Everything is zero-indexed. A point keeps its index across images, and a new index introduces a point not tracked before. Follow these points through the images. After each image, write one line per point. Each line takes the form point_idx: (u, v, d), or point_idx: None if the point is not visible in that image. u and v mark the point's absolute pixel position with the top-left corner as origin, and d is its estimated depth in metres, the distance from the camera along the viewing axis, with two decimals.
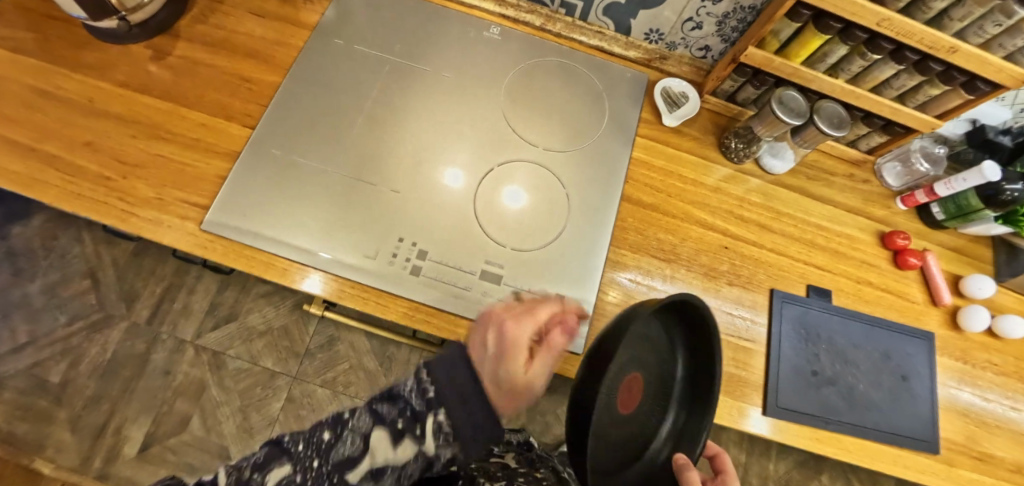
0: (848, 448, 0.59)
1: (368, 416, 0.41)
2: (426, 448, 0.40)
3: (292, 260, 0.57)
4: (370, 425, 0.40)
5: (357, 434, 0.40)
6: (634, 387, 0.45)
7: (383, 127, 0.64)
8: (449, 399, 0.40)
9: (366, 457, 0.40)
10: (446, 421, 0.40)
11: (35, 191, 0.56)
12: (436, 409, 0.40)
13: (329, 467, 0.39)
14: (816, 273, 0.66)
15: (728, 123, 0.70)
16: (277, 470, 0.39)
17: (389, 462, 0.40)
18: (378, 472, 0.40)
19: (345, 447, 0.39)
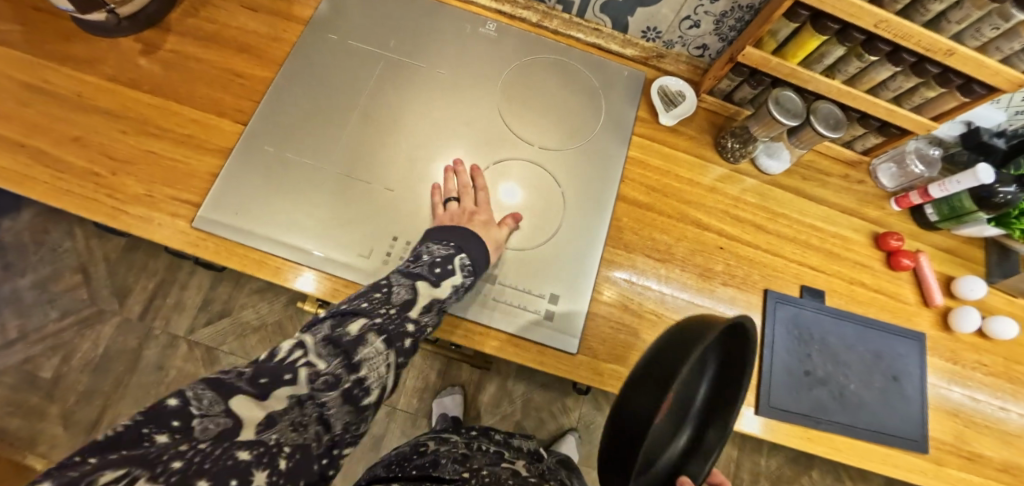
0: (838, 448, 0.60)
1: (405, 278, 0.47)
2: (456, 279, 0.50)
3: (285, 258, 0.57)
4: (411, 280, 0.47)
5: (404, 286, 0.46)
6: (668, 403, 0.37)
7: (377, 124, 0.64)
8: (464, 246, 0.53)
9: (418, 298, 0.46)
10: (468, 259, 0.52)
11: (23, 187, 0.55)
12: (461, 252, 0.52)
13: (395, 310, 0.44)
14: (810, 273, 0.66)
15: (724, 123, 0.70)
16: (351, 324, 0.40)
17: (439, 297, 0.48)
18: (431, 306, 0.47)
19: (400, 293, 0.45)
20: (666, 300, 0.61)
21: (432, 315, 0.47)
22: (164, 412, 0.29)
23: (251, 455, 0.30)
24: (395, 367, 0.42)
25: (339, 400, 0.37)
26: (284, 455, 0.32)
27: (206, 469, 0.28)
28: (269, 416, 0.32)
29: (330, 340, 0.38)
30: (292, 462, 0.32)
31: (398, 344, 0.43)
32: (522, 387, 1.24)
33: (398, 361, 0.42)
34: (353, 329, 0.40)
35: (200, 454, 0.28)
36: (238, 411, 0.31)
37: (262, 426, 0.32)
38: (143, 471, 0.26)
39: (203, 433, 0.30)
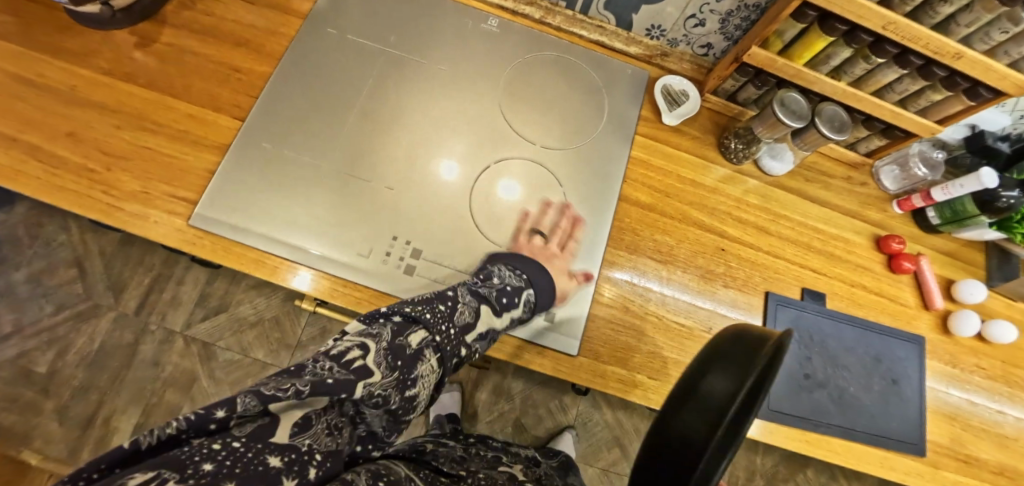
0: (837, 450, 0.60)
1: (472, 296, 0.47)
2: (515, 313, 0.50)
3: (284, 257, 0.56)
4: (476, 301, 0.47)
5: (468, 307, 0.46)
6: None
7: (378, 122, 0.63)
8: (535, 282, 0.53)
9: (479, 323, 0.46)
10: (531, 297, 0.52)
11: (16, 183, 0.54)
12: (529, 287, 0.52)
13: (454, 332, 0.44)
14: (811, 276, 0.65)
15: (728, 123, 0.69)
16: (411, 337, 0.40)
17: (496, 327, 0.48)
18: (488, 332, 0.47)
19: (465, 316, 0.45)
20: (667, 302, 0.61)
21: (483, 343, 0.47)
22: (202, 421, 0.27)
23: (281, 461, 0.29)
24: (434, 385, 0.42)
25: (382, 414, 0.36)
26: (314, 463, 0.30)
27: (237, 472, 0.26)
28: (301, 422, 0.31)
29: (390, 351, 0.38)
30: (321, 470, 0.31)
31: (445, 366, 0.43)
32: (520, 384, 1.24)
33: (439, 381, 0.43)
34: (412, 342, 0.40)
35: (231, 456, 0.27)
36: (277, 412, 0.30)
37: (297, 429, 0.30)
38: (175, 474, 0.24)
39: (240, 433, 0.28)
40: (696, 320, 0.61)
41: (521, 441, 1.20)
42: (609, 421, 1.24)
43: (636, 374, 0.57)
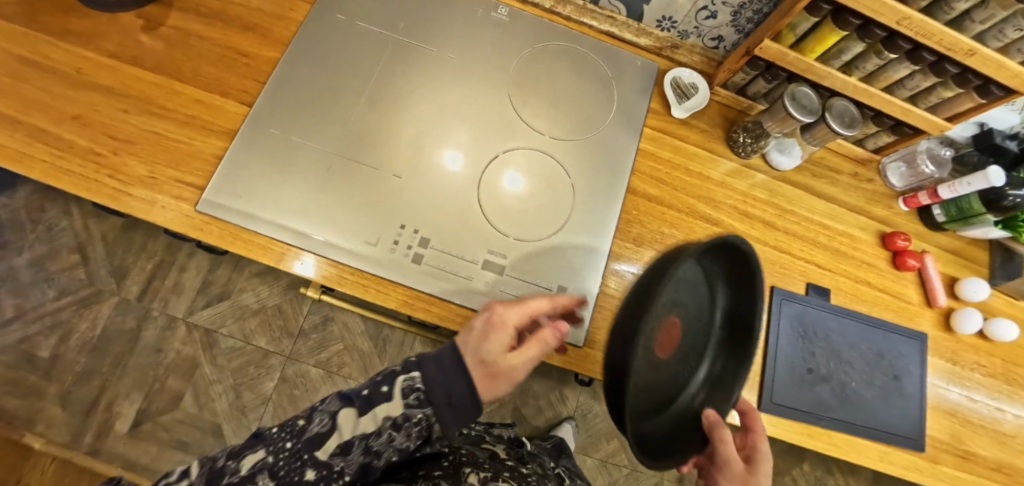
0: (837, 444, 0.60)
1: (337, 399, 0.38)
2: (397, 408, 0.38)
3: (291, 244, 0.56)
4: (337, 406, 0.38)
5: (325, 413, 0.37)
6: (672, 332, 0.44)
7: (385, 110, 0.62)
8: (424, 360, 0.40)
9: (334, 435, 0.36)
10: (418, 379, 0.39)
11: (22, 166, 0.54)
12: (410, 369, 0.39)
13: (299, 446, 0.36)
14: (816, 271, 0.66)
15: (736, 117, 0.69)
16: (245, 458, 0.35)
17: (362, 434, 0.37)
18: (346, 446, 0.37)
19: (313, 426, 0.37)
20: None
21: (348, 457, 0.37)
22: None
23: None
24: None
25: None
26: None
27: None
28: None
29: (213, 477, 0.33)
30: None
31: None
32: None
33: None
34: (245, 467, 0.34)
35: None
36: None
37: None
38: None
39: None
40: None
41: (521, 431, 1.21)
42: (608, 413, 1.25)
43: None
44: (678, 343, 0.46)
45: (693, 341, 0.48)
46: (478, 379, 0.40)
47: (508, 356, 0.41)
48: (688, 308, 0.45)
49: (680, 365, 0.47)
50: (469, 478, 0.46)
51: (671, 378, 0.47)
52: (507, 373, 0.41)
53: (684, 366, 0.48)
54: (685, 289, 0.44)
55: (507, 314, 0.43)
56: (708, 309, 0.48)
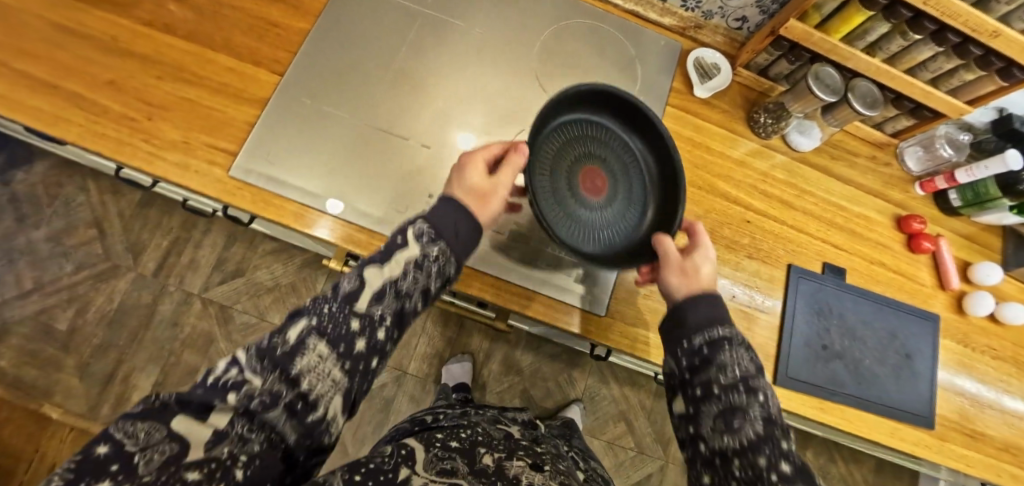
0: (850, 419, 0.62)
1: (357, 265, 0.41)
2: (415, 251, 0.43)
3: (321, 211, 0.57)
4: (361, 266, 0.41)
5: (351, 275, 0.40)
6: (594, 176, 0.61)
7: (413, 83, 0.64)
8: (425, 212, 0.46)
9: (366, 287, 0.40)
10: (425, 224, 0.44)
11: (58, 129, 0.55)
12: (415, 219, 0.45)
13: (337, 306, 0.38)
14: (832, 251, 0.67)
15: (757, 98, 0.70)
16: (290, 331, 0.35)
17: (390, 279, 0.41)
18: (380, 292, 0.40)
19: (343, 284, 0.39)
20: None
21: (384, 304, 0.40)
22: (92, 463, 0.24)
23: (200, 475, 0.26)
24: (344, 375, 0.36)
25: (280, 415, 0.31)
26: (240, 465, 0.28)
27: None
28: (218, 431, 0.28)
29: (264, 352, 0.33)
30: (251, 469, 0.29)
31: (345, 345, 0.36)
32: (531, 357, 1.26)
33: (345, 368, 0.36)
34: (291, 336, 0.35)
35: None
36: (182, 432, 0.27)
37: (212, 443, 0.28)
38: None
39: (146, 465, 0.25)
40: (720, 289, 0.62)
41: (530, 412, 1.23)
42: (615, 396, 1.27)
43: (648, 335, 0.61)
44: (608, 185, 0.61)
45: (628, 181, 0.62)
46: (471, 203, 0.47)
47: (490, 181, 0.48)
48: (603, 157, 0.61)
49: (622, 201, 0.61)
50: (484, 458, 0.46)
51: (616, 215, 0.61)
52: (494, 194, 0.48)
53: (625, 206, 0.61)
54: (591, 143, 0.61)
55: (475, 152, 0.50)
56: (635, 158, 0.62)
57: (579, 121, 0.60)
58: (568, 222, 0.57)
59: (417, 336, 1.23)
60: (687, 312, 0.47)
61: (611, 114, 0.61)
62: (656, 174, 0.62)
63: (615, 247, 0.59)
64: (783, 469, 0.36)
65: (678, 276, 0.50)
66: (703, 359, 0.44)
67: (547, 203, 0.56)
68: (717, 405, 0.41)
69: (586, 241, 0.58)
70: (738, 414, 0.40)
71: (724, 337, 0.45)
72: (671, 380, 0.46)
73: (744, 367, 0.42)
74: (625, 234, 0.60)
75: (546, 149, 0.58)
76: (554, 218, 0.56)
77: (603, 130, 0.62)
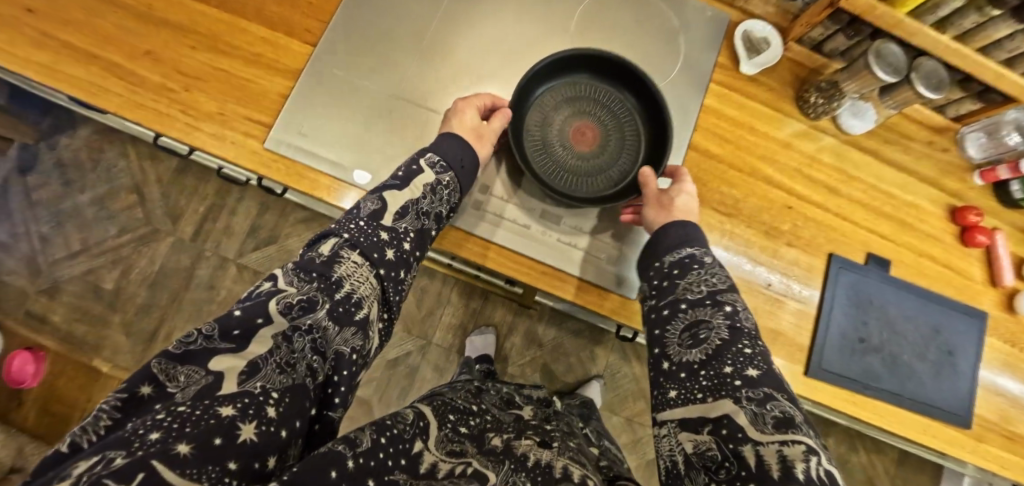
0: (880, 414, 0.60)
1: (376, 193, 0.49)
2: (430, 176, 0.51)
3: (352, 184, 0.57)
4: (380, 193, 0.49)
5: (374, 200, 0.48)
6: (586, 131, 0.61)
7: (446, 55, 0.62)
8: (433, 146, 0.54)
9: (387, 207, 0.48)
10: (435, 155, 0.53)
11: (100, 99, 0.56)
12: (426, 153, 0.53)
13: (367, 223, 0.45)
14: (878, 241, 0.64)
15: (809, 76, 0.65)
16: (323, 247, 0.42)
17: (413, 200, 0.49)
18: (402, 210, 0.48)
19: (369, 206, 0.47)
20: (727, 256, 0.60)
21: (407, 220, 0.48)
22: (136, 401, 0.28)
23: (234, 409, 0.28)
24: (378, 278, 0.43)
25: (324, 317, 0.37)
26: (272, 402, 0.30)
27: (189, 431, 0.25)
28: (252, 362, 0.31)
29: (302, 266, 0.39)
30: (282, 407, 0.30)
31: (377, 253, 0.44)
32: (553, 333, 1.27)
33: (378, 272, 0.43)
34: (325, 250, 0.41)
35: (178, 419, 0.26)
36: (218, 367, 0.30)
37: (245, 375, 0.30)
38: (121, 452, 0.23)
39: (183, 396, 0.28)
40: (755, 276, 0.60)
41: (551, 386, 1.25)
42: (636, 375, 1.28)
43: None
44: (602, 136, 0.61)
45: (622, 134, 0.61)
46: (470, 140, 0.55)
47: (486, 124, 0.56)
48: (596, 110, 0.61)
49: (615, 153, 0.61)
50: (492, 440, 0.48)
51: (607, 167, 0.60)
52: (488, 134, 0.56)
53: (619, 155, 0.61)
54: (584, 99, 0.61)
55: (467, 98, 0.57)
56: (630, 111, 0.61)
57: (570, 81, 0.61)
58: (558, 174, 0.59)
59: (443, 307, 1.25)
60: (660, 239, 0.52)
61: (602, 74, 0.61)
62: (650, 124, 0.61)
63: (607, 192, 0.59)
64: (746, 374, 0.37)
65: (655, 208, 0.54)
66: (671, 280, 0.49)
67: (535, 155, 0.59)
68: (684, 320, 0.45)
69: (576, 188, 0.59)
70: (704, 326, 0.43)
71: (691, 258, 0.50)
72: (645, 303, 0.51)
73: (711, 284, 0.46)
74: (619, 182, 0.60)
75: (532, 111, 0.60)
76: (541, 167, 0.58)
77: (593, 89, 0.62)
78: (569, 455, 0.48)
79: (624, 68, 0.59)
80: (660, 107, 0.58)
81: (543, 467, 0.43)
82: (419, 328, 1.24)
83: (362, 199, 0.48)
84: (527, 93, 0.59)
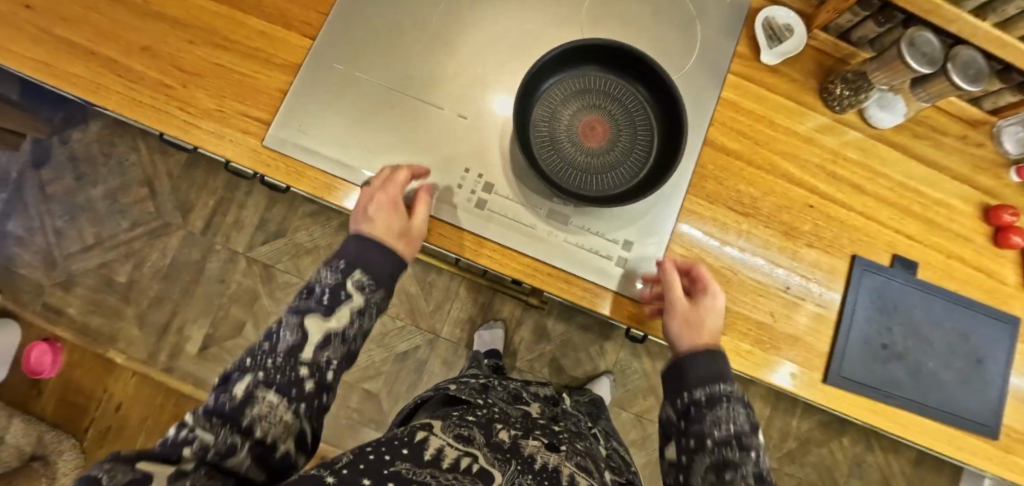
0: (902, 423, 0.58)
1: (295, 314, 0.44)
2: (358, 301, 0.47)
3: (352, 182, 0.56)
4: (300, 317, 0.44)
5: (292, 329, 0.43)
6: (596, 126, 0.58)
7: (450, 48, 0.60)
8: (358, 259, 0.48)
9: (308, 338, 0.43)
10: (364, 275, 0.47)
11: (98, 97, 0.55)
12: (353, 271, 0.47)
13: (282, 359, 0.41)
14: (905, 242, 0.60)
15: (834, 65, 0.62)
16: (236, 386, 0.38)
17: (338, 328, 0.45)
18: (326, 339, 0.44)
19: (288, 338, 0.42)
20: (744, 257, 0.57)
21: (330, 349, 0.44)
22: None
23: None
24: (298, 412, 0.40)
25: (245, 454, 0.34)
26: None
27: None
28: (182, 470, 0.29)
29: (209, 412, 0.35)
30: None
31: (295, 389, 0.40)
32: (562, 328, 1.26)
33: (297, 409, 0.40)
34: (237, 391, 0.37)
35: None
36: (148, 473, 0.27)
37: (180, 476, 0.28)
38: None
39: None
40: (774, 279, 0.57)
41: (559, 381, 1.24)
42: (646, 371, 1.27)
43: None
44: (613, 131, 0.58)
45: (634, 128, 0.58)
46: (401, 246, 0.50)
47: (411, 221, 0.52)
48: (607, 104, 0.58)
49: (627, 148, 0.58)
50: (500, 433, 0.45)
51: (619, 163, 0.57)
52: (415, 231, 0.52)
53: (630, 151, 0.58)
54: (593, 92, 0.58)
55: (384, 189, 0.51)
56: (642, 104, 0.58)
57: (578, 74, 0.58)
58: (567, 171, 0.56)
59: (451, 301, 1.24)
60: (688, 368, 0.47)
61: (612, 66, 0.58)
62: (663, 119, 0.57)
63: (618, 190, 0.56)
64: None
65: (683, 328, 0.50)
66: (700, 412, 0.45)
67: (542, 151, 0.56)
68: (708, 457, 0.43)
69: (585, 185, 0.56)
70: (730, 467, 0.42)
71: (725, 394, 0.45)
72: (664, 422, 0.48)
73: (738, 424, 0.44)
74: (632, 178, 0.57)
75: (540, 106, 0.58)
76: (548, 164, 0.56)
77: (603, 81, 0.59)
78: (575, 460, 0.45)
79: (634, 59, 0.56)
80: (674, 100, 0.55)
81: (550, 472, 0.40)
82: (427, 322, 1.23)
83: (278, 328, 0.44)
84: (535, 85, 0.56)
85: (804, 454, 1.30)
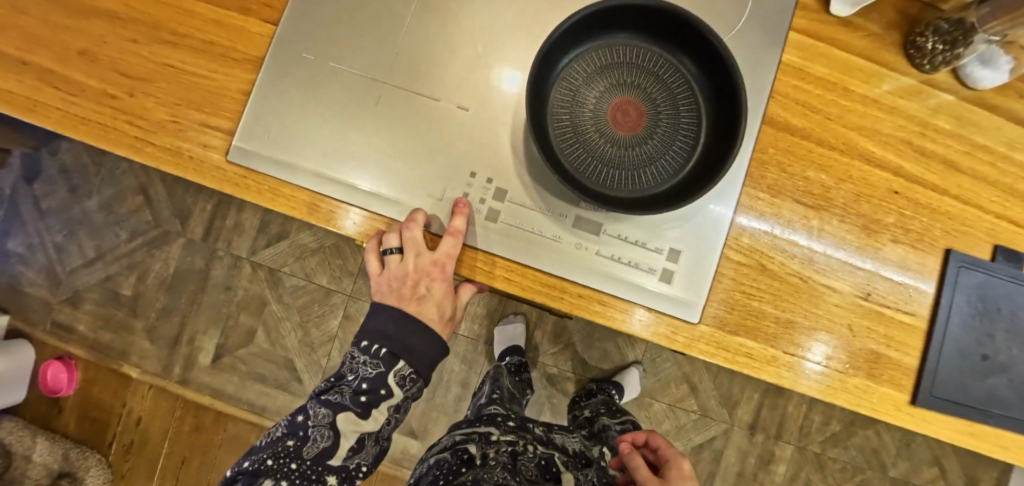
0: (1005, 444, 0.48)
1: (327, 410, 0.49)
2: (397, 396, 0.49)
3: (339, 199, 0.47)
4: (331, 416, 0.49)
5: (326, 430, 0.49)
6: (629, 108, 0.47)
7: (444, 26, 0.50)
8: (399, 352, 0.48)
9: (340, 442, 0.49)
10: (408, 370, 0.48)
11: (35, 116, 0.47)
12: (396, 364, 0.48)
13: (307, 465, 0.48)
14: (1011, 230, 0.49)
15: (921, 14, 0.50)
16: None
17: (369, 431, 0.50)
18: (357, 443, 0.50)
19: (322, 442, 0.49)
20: (816, 258, 0.47)
21: (360, 453, 0.51)
22: None
23: None
24: None
25: None
26: None
27: None
28: None
29: None
30: None
31: None
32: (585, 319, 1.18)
33: None
34: None
35: None
36: None
37: None
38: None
39: None
40: (852, 284, 0.48)
41: (586, 375, 1.17)
42: (678, 358, 1.19)
43: (768, 348, 0.46)
44: (649, 113, 0.48)
45: (676, 109, 0.48)
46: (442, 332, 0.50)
47: (456, 306, 0.51)
48: (641, 81, 0.48)
49: (668, 133, 0.47)
50: None
51: (659, 152, 0.47)
52: (456, 315, 0.51)
53: (672, 139, 0.47)
54: (623, 67, 0.48)
55: (444, 278, 0.47)
56: (684, 78, 0.48)
57: (604, 46, 0.48)
58: (596, 168, 0.46)
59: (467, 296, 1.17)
60: None
61: (644, 33, 0.47)
62: (711, 97, 0.47)
63: (659, 189, 0.46)
64: None
65: None
66: None
67: (564, 146, 0.47)
68: None
69: (620, 184, 0.46)
70: None
71: None
72: None
73: None
74: (676, 169, 0.47)
75: (558, 90, 0.48)
76: (573, 161, 0.46)
77: (635, 53, 0.48)
78: None
79: (676, 23, 0.45)
80: (726, 74, 0.44)
81: None
82: None
83: (317, 413, 0.50)
84: (550, 65, 0.46)
85: (848, 437, 1.21)
